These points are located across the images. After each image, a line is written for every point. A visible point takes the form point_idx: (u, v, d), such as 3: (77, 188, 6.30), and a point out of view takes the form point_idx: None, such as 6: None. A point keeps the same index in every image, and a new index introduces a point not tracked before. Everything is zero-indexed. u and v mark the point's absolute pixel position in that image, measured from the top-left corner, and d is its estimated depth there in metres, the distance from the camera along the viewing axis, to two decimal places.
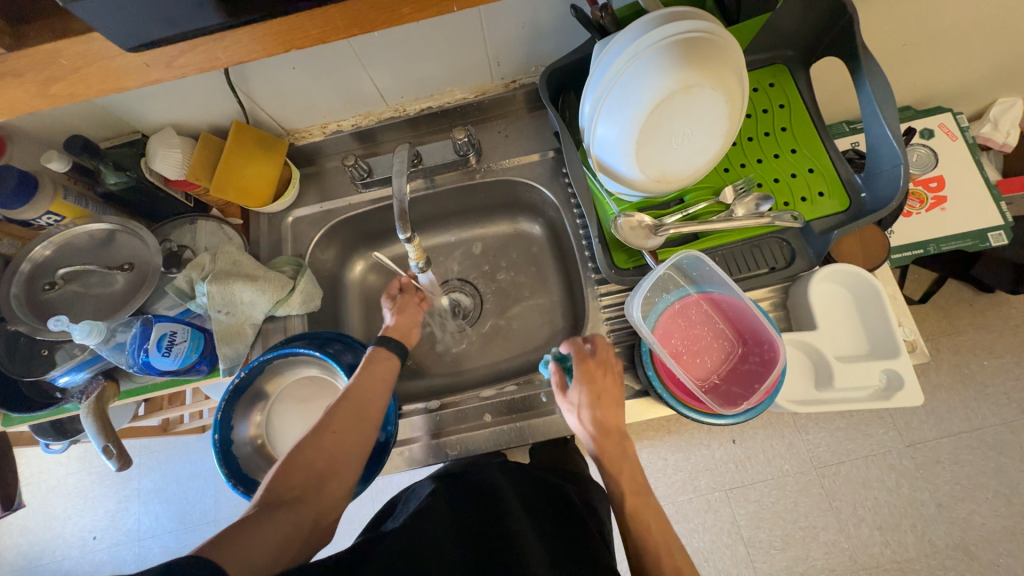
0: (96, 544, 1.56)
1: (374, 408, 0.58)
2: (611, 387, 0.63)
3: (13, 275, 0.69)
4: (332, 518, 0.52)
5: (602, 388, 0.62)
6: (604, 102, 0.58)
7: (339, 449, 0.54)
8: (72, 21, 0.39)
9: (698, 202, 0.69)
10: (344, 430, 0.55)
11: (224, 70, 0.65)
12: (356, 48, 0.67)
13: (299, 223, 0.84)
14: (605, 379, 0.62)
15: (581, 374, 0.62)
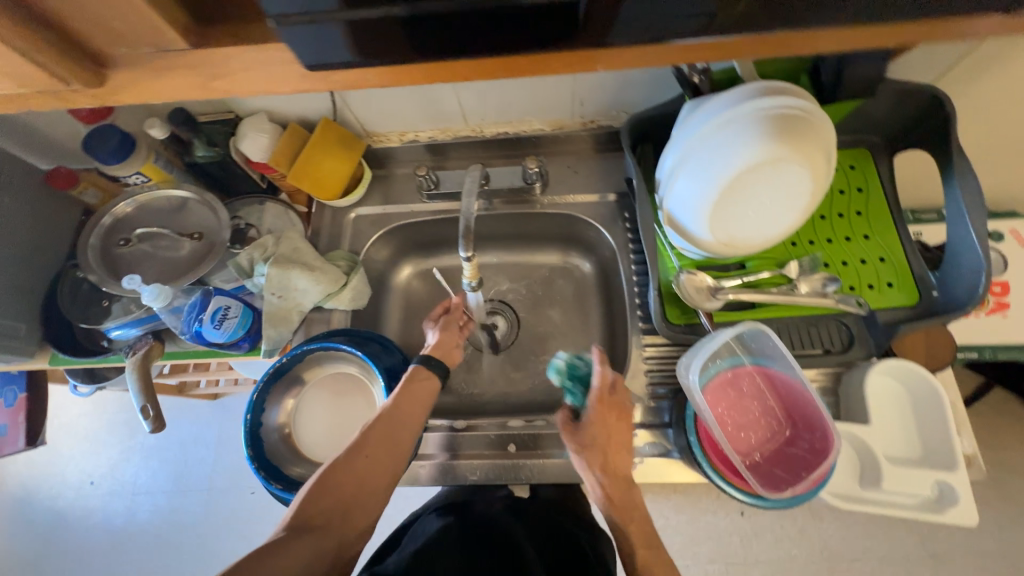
0: (92, 489, 1.59)
1: (407, 436, 0.54)
2: (621, 431, 0.62)
3: (94, 226, 0.73)
4: (353, 552, 0.49)
5: (613, 432, 0.61)
6: (689, 159, 0.59)
7: (370, 472, 0.51)
8: (220, 22, 0.42)
9: (761, 270, 0.68)
10: (378, 453, 0.52)
11: (331, 95, 0.74)
12: (458, 93, 0.75)
13: (360, 220, 0.86)
14: (617, 423, 0.62)
15: (594, 416, 0.61)
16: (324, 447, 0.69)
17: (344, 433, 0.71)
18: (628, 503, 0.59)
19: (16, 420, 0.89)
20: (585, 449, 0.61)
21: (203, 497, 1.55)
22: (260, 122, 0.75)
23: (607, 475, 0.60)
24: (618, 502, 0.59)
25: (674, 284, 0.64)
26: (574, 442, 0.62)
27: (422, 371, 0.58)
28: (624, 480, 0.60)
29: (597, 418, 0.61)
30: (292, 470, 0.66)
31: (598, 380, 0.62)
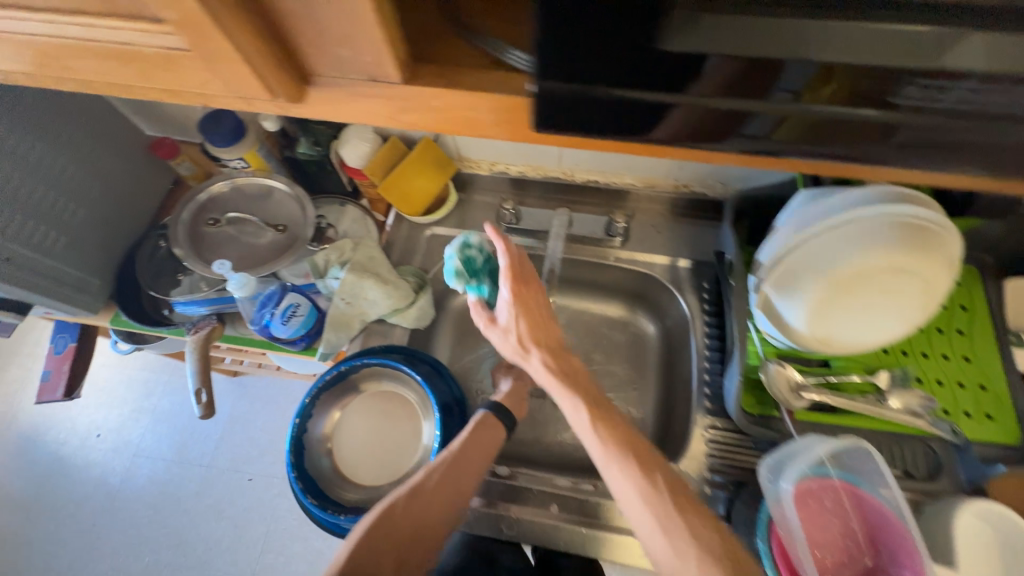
0: (96, 442, 1.58)
1: (466, 484, 0.55)
2: (541, 307, 0.62)
3: (189, 201, 0.75)
4: None
5: (530, 306, 0.61)
6: (799, 250, 0.57)
7: (423, 520, 0.53)
8: None
9: (848, 373, 0.64)
10: (436, 502, 0.54)
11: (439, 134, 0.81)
12: (562, 154, 0.81)
13: (434, 239, 0.85)
14: (532, 296, 0.61)
15: (510, 298, 0.59)
16: (369, 471, 0.67)
17: (385, 455, 0.68)
18: (570, 371, 0.60)
19: (60, 368, 0.90)
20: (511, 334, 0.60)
21: (201, 474, 1.53)
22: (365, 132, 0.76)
23: (546, 350, 0.60)
24: (564, 374, 0.59)
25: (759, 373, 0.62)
26: (495, 327, 0.61)
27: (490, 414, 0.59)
28: (560, 353, 0.61)
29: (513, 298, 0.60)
30: (345, 495, 0.64)
31: (503, 257, 0.61)
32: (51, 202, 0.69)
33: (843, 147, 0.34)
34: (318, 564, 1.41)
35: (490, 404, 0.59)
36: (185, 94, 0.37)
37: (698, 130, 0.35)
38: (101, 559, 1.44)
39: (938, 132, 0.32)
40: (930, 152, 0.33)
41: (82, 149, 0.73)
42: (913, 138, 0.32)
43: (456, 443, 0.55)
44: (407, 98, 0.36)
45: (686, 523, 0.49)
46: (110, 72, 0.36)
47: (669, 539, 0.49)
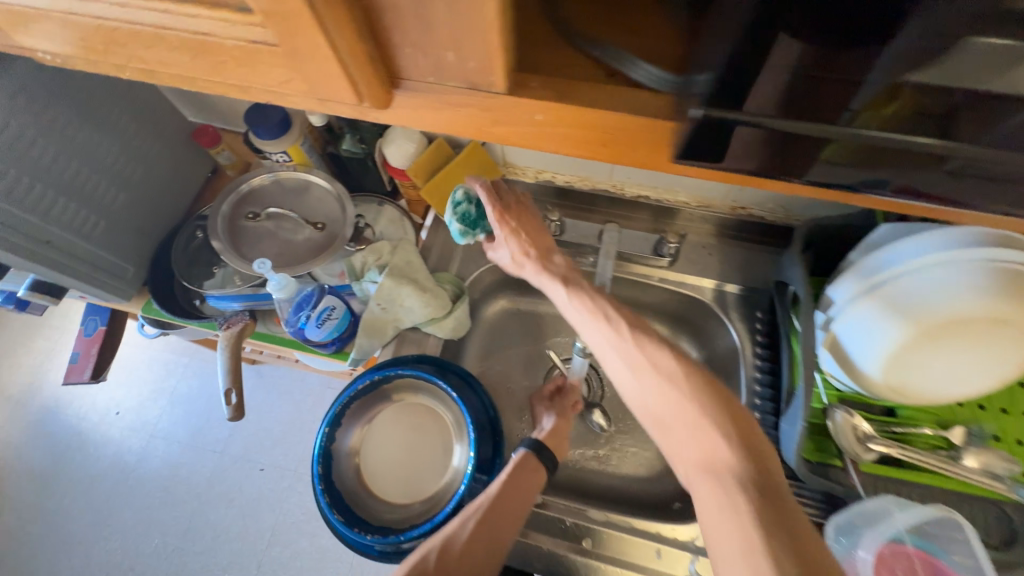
0: (114, 419, 1.59)
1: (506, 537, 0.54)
2: (533, 224, 0.65)
3: (230, 192, 0.73)
4: None
5: (525, 223, 0.64)
6: (883, 289, 0.52)
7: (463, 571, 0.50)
8: None
9: (917, 424, 0.59)
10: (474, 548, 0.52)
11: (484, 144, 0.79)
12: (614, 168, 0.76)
13: (472, 246, 0.83)
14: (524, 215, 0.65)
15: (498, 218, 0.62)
16: (396, 488, 0.64)
17: (412, 472, 0.66)
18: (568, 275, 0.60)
19: (89, 350, 0.89)
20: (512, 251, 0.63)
21: (215, 459, 1.53)
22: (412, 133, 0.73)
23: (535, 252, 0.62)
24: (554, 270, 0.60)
25: (826, 421, 0.58)
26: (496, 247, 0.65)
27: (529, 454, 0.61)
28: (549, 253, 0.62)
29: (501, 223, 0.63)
30: (377, 513, 0.62)
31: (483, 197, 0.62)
32: (94, 185, 0.68)
33: (897, 175, 0.33)
34: (324, 561, 1.39)
35: (529, 443, 0.61)
36: (254, 91, 0.35)
37: (754, 153, 0.34)
38: (110, 537, 1.44)
39: (996, 166, 0.30)
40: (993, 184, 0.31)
41: (128, 132, 0.72)
42: (970, 168, 0.31)
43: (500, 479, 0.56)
44: (507, 114, 0.33)
45: (659, 361, 0.50)
46: (179, 62, 0.33)
47: (640, 377, 0.50)
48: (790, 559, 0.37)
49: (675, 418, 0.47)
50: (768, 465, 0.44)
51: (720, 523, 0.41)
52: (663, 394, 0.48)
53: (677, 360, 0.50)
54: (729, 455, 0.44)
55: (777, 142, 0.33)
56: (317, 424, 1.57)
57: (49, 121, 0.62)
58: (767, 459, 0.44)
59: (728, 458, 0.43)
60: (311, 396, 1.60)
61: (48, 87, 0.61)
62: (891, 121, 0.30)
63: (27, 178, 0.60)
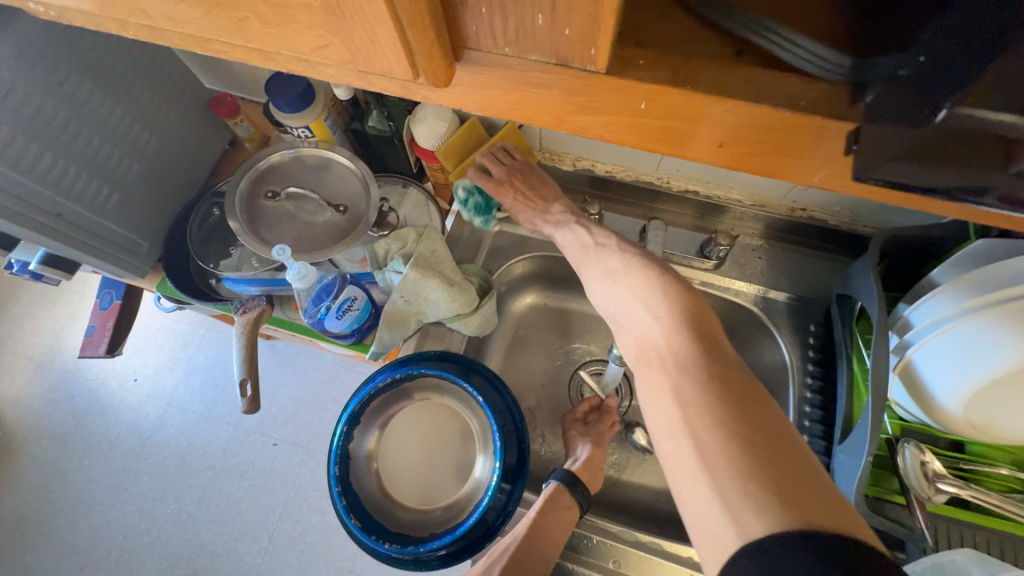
0: (132, 386, 1.61)
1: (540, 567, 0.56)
2: (535, 179, 0.70)
3: (248, 169, 0.68)
4: None
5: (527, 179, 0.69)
6: (999, 309, 0.44)
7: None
8: None
9: (994, 464, 0.53)
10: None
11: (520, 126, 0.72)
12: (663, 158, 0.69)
13: (501, 237, 0.78)
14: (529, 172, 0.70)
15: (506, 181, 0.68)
16: (414, 490, 0.62)
17: (432, 475, 0.63)
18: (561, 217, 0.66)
19: (104, 324, 0.87)
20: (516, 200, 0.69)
21: (228, 431, 1.54)
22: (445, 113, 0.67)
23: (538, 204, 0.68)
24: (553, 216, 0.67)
25: (891, 457, 0.53)
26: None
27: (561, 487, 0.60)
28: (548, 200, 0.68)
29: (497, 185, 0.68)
30: (396, 516, 0.59)
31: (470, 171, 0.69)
32: (107, 155, 0.64)
33: (968, 179, 0.26)
34: (333, 537, 1.40)
35: (562, 477, 0.60)
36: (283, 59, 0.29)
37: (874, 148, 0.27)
38: (127, 500, 1.47)
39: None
40: None
41: (143, 98, 0.67)
42: None
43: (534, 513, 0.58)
44: (594, 100, 0.27)
45: (622, 266, 0.55)
46: (197, 19, 0.28)
47: (609, 285, 0.55)
48: (708, 420, 0.40)
49: (622, 316, 0.52)
50: (707, 335, 0.46)
51: (654, 402, 0.45)
52: (619, 299, 0.53)
53: (625, 260, 0.55)
54: (663, 339, 0.47)
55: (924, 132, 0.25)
56: (330, 402, 1.56)
57: (60, 83, 0.57)
58: (704, 330, 0.46)
59: (660, 341, 0.47)
60: (324, 374, 1.59)
61: (60, 47, 0.57)
62: (989, 107, 0.24)
63: (37, 145, 0.56)
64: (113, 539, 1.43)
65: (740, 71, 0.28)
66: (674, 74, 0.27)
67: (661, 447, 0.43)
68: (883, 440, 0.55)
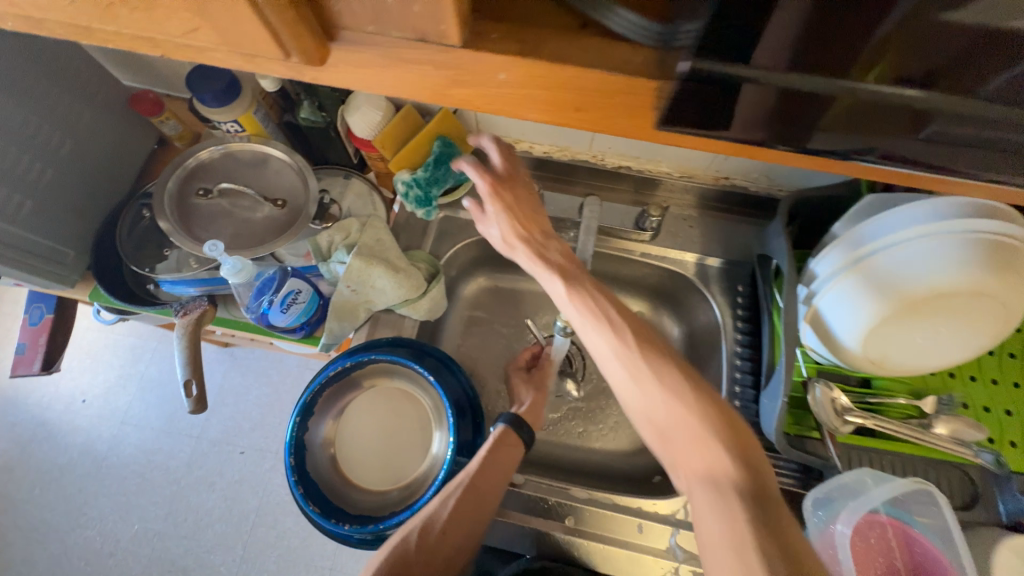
0: (81, 408, 1.53)
1: (491, 498, 0.57)
2: (526, 200, 0.61)
3: (176, 167, 0.66)
4: None
5: (518, 198, 0.60)
6: (869, 263, 0.51)
7: (445, 551, 0.53)
8: None
9: (892, 395, 0.60)
10: (456, 531, 0.54)
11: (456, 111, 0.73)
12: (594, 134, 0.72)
13: (447, 222, 0.79)
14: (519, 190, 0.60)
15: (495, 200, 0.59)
16: (376, 474, 0.63)
17: (390, 456, 0.64)
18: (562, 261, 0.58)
19: (36, 340, 0.83)
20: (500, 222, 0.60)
21: (191, 444, 1.49)
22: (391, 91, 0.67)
23: (528, 238, 0.60)
24: (547, 256, 0.59)
25: (806, 396, 0.58)
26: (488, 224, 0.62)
27: (508, 430, 0.62)
28: (544, 235, 0.60)
29: (492, 197, 0.59)
30: (358, 498, 0.61)
31: (472, 171, 0.58)
32: (14, 159, 0.60)
33: (876, 142, 0.31)
34: (312, 538, 1.40)
35: (508, 419, 0.62)
36: (172, 48, 0.30)
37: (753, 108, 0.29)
38: (87, 525, 1.41)
39: (977, 129, 0.29)
40: (956, 148, 0.30)
41: (49, 98, 0.64)
42: (945, 131, 0.29)
43: (482, 456, 0.58)
44: (476, 72, 0.29)
45: (649, 366, 0.51)
46: (74, 8, 0.28)
47: (641, 386, 0.51)
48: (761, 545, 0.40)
49: (671, 426, 0.49)
50: (745, 450, 0.46)
51: (711, 519, 0.43)
52: (654, 401, 0.50)
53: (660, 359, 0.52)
54: (724, 460, 0.46)
55: (805, 102, 0.29)
56: None
57: None
58: (744, 447, 0.47)
59: (718, 461, 0.46)
60: (289, 377, 1.56)
61: None
62: (900, 81, 0.27)
63: None
64: (74, 566, 1.37)
65: (586, 39, 0.30)
66: (552, 47, 0.29)
67: (712, 563, 0.41)
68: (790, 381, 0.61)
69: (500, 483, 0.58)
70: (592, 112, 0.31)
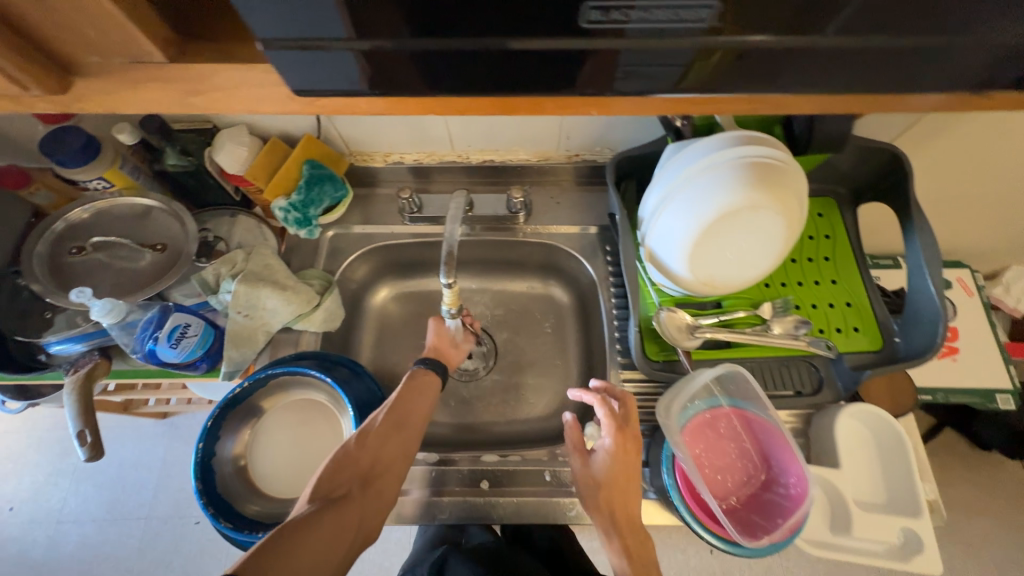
0: (9, 517, 1.42)
1: (416, 419, 0.63)
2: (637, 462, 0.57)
3: (44, 231, 0.68)
4: (373, 523, 0.56)
5: (627, 468, 0.57)
6: (672, 201, 0.60)
7: (384, 451, 0.59)
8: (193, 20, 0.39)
9: (736, 310, 0.69)
10: (394, 434, 0.60)
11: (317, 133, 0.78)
12: (453, 135, 0.80)
13: (339, 239, 0.84)
14: (633, 459, 0.57)
15: (610, 448, 0.57)
16: (292, 485, 0.65)
17: (307, 465, 0.67)
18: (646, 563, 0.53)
19: None
20: (598, 485, 0.56)
21: (139, 527, 1.41)
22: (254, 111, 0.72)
23: (621, 517, 0.54)
24: (636, 559, 0.52)
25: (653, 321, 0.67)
26: (584, 475, 0.58)
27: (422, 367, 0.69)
28: (638, 529, 0.54)
29: (611, 450, 0.57)
30: (250, 507, 0.61)
31: (601, 412, 0.58)
32: None
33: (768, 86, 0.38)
34: None
35: (420, 360, 0.69)
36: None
37: (449, 69, 0.36)
38: None
39: (828, 60, 0.36)
40: (814, 79, 0.37)
41: None
42: (804, 68, 0.36)
43: (399, 389, 0.64)
44: None
45: None
46: None
47: None
48: None
49: None
50: None
51: None
52: None
53: None
54: None
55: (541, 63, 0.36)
56: None
57: None
58: None
59: None
60: None
61: None
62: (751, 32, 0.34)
63: None
64: None
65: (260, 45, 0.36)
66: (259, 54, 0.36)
67: None
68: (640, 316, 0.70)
69: (422, 415, 0.64)
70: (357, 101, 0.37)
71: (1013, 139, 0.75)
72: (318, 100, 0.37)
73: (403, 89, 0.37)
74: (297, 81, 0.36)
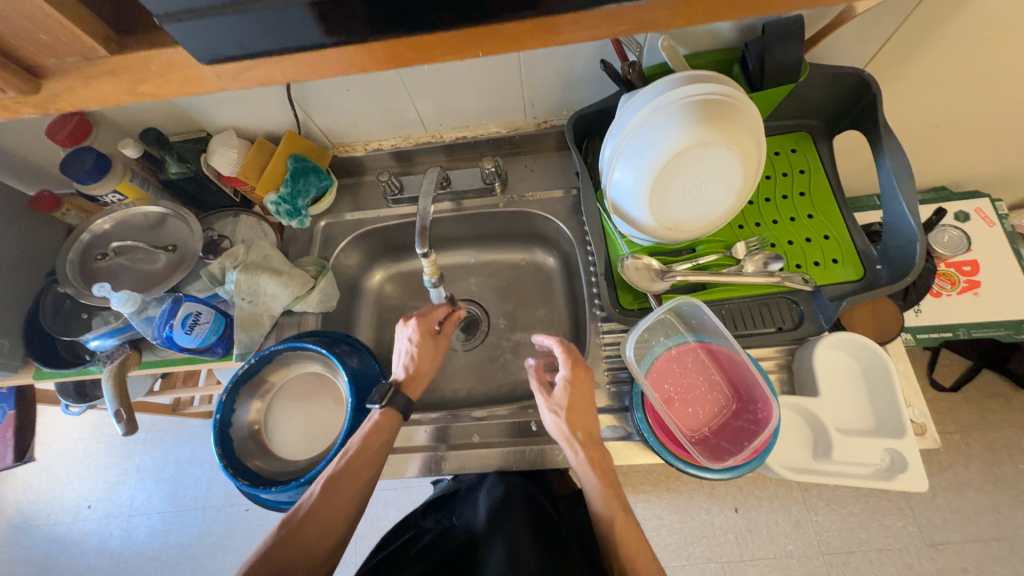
0: (88, 512, 1.59)
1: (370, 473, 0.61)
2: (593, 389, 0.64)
3: (72, 243, 0.76)
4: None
5: (584, 393, 0.62)
6: (624, 147, 0.61)
7: (330, 525, 0.57)
8: None
9: (709, 253, 0.70)
10: (344, 501, 0.59)
11: (298, 129, 0.83)
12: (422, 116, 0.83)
13: (331, 227, 0.90)
14: (589, 386, 0.63)
15: (568, 376, 0.62)
16: (303, 448, 0.72)
17: (315, 427, 0.74)
18: (604, 466, 0.59)
19: (4, 436, 1.03)
20: (561, 411, 0.61)
21: (197, 517, 1.54)
22: (233, 108, 0.77)
23: (583, 435, 0.60)
24: (597, 466, 0.58)
25: (621, 270, 0.68)
26: (549, 405, 0.62)
27: (390, 411, 0.64)
28: (598, 443, 0.60)
29: (570, 376, 0.62)
30: (253, 462, 0.68)
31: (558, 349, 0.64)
32: None
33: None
34: None
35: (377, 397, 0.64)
36: None
37: (351, 19, 0.34)
38: None
39: None
40: None
41: None
42: None
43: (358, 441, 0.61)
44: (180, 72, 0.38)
45: None
46: None
47: None
48: None
49: None
50: None
51: None
52: None
53: None
54: None
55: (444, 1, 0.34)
56: None
57: None
58: None
59: None
60: None
61: None
62: None
63: None
64: None
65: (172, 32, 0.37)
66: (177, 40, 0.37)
67: None
68: (613, 267, 0.72)
69: (373, 469, 0.62)
70: (281, 68, 0.39)
71: (1006, 44, 0.69)
72: (247, 82, 0.39)
73: (317, 51, 0.37)
74: (207, 52, 0.36)
